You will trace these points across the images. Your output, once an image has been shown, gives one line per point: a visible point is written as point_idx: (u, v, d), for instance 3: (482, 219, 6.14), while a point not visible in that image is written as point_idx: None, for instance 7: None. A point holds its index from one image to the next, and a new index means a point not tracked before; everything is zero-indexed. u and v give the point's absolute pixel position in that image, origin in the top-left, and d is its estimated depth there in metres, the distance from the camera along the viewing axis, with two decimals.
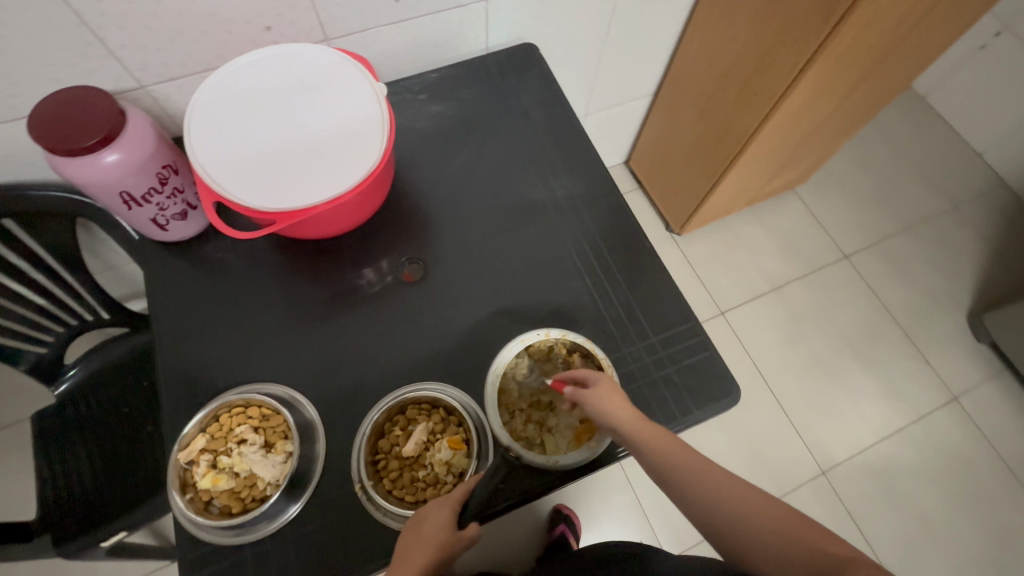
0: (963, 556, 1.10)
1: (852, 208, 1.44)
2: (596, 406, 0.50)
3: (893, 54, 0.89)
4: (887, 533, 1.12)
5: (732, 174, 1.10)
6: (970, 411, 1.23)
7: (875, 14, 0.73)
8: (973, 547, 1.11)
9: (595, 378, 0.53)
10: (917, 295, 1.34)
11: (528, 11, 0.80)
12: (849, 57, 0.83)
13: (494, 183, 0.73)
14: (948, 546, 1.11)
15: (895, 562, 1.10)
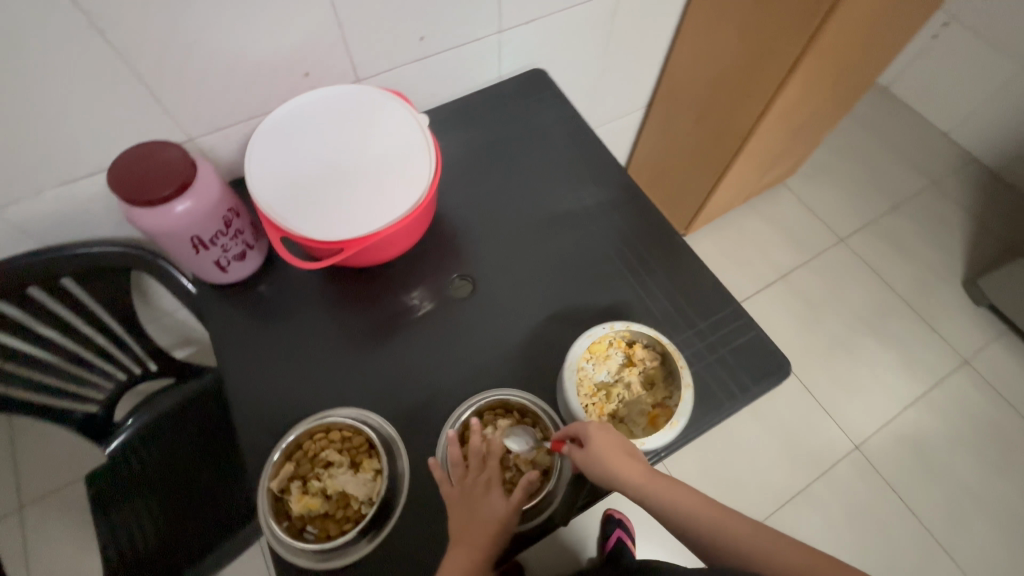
0: (1001, 513, 1.14)
1: (840, 194, 1.53)
2: (603, 465, 0.51)
3: (867, 48, 0.97)
4: (926, 500, 1.15)
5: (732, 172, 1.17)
6: (983, 372, 1.28)
7: (854, 12, 0.81)
8: (1009, 503, 1.15)
9: (589, 430, 0.54)
10: (914, 268, 1.41)
11: (537, 39, 0.86)
12: (833, 52, 0.90)
13: (527, 199, 0.77)
14: (986, 504, 1.15)
15: (939, 526, 1.13)
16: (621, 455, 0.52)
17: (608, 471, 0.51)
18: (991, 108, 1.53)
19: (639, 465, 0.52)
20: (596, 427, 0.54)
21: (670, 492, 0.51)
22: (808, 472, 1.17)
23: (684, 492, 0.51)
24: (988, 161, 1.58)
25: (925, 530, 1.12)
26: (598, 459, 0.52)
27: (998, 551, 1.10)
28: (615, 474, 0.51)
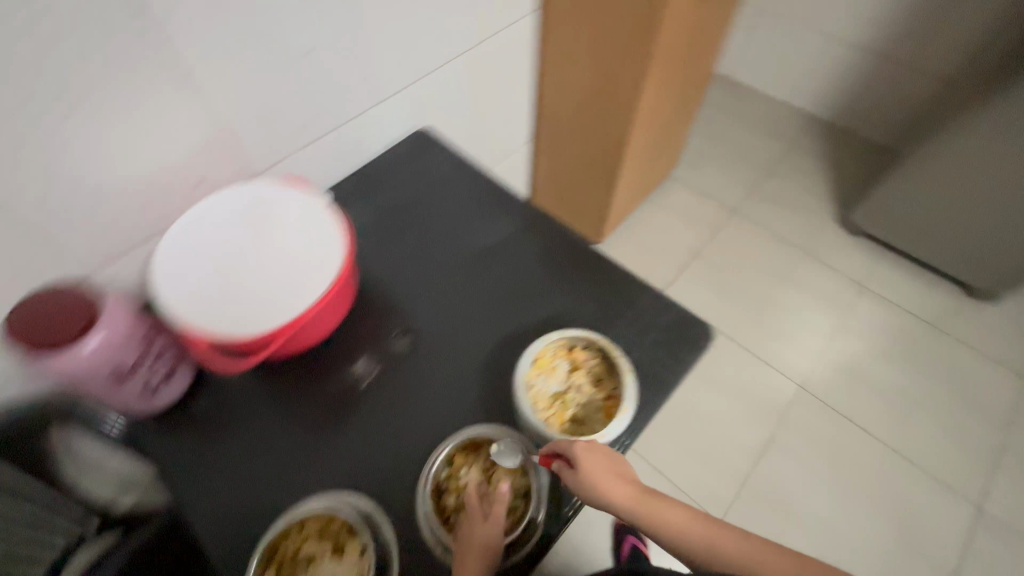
0: (932, 405, 1.29)
1: (720, 171, 1.71)
2: (593, 487, 0.54)
3: (699, 45, 1.14)
4: (874, 414, 1.27)
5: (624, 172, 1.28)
6: (879, 290, 1.46)
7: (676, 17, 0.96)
8: (935, 394, 1.30)
9: (575, 452, 0.56)
10: (799, 218, 1.60)
11: (416, 101, 0.93)
12: (672, 52, 1.05)
13: (445, 245, 0.80)
14: (918, 400, 1.29)
15: (891, 434, 1.25)
16: (609, 475, 0.55)
17: (596, 493, 0.54)
18: (813, 73, 1.80)
19: (628, 488, 0.55)
20: (583, 449, 0.55)
21: (656, 510, 0.55)
22: (772, 422, 1.26)
23: (670, 508, 0.55)
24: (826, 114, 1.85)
25: (880, 441, 1.24)
26: (585, 483, 0.54)
27: (940, 439, 1.25)
28: (604, 495, 0.54)
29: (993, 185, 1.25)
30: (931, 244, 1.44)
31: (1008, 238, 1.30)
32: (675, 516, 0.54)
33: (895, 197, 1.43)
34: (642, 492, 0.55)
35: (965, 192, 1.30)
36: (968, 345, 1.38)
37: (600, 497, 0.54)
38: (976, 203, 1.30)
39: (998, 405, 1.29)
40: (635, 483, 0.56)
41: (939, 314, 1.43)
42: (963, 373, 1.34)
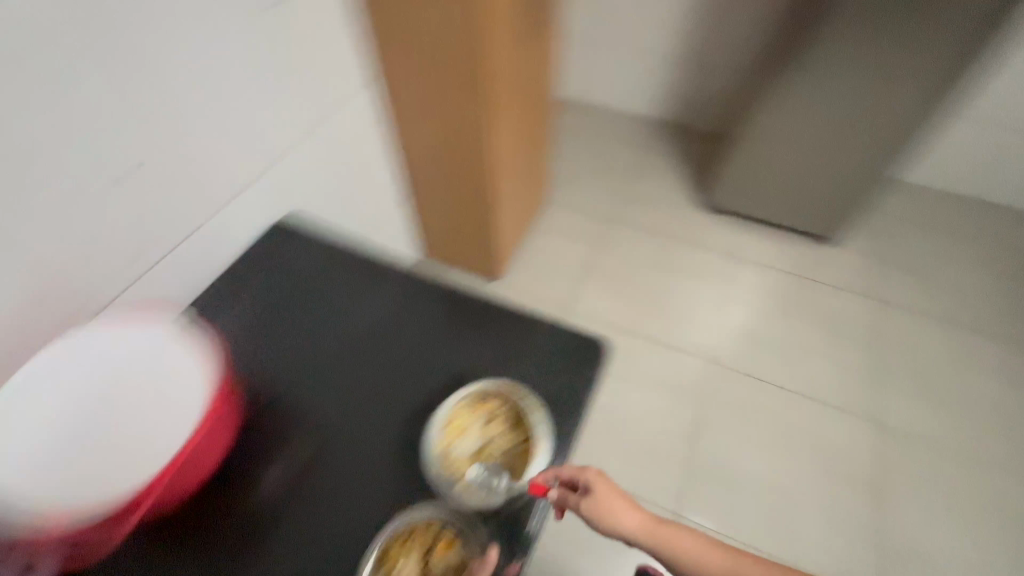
0: (813, 345, 1.48)
1: (590, 184, 1.84)
2: (601, 511, 0.64)
3: (532, 74, 1.24)
4: (770, 368, 1.44)
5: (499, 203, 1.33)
6: (746, 257, 1.65)
7: (501, 52, 1.04)
8: (812, 334, 1.50)
9: (585, 478, 0.64)
10: (667, 210, 1.76)
11: (265, 190, 0.92)
12: (508, 83, 1.13)
13: (334, 328, 0.76)
14: (801, 344, 1.48)
15: (788, 380, 1.42)
16: (621, 505, 0.65)
17: (606, 516, 0.65)
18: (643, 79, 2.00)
19: (639, 517, 0.66)
20: (592, 475, 0.65)
21: (665, 536, 0.66)
22: (691, 402, 1.38)
23: (677, 534, 0.67)
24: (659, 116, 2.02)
25: (781, 390, 1.40)
26: (594, 509, 0.64)
27: (826, 373, 1.43)
28: (613, 518, 0.65)
29: (791, 149, 1.52)
30: (775, 204, 1.66)
31: (823, 186, 1.56)
32: (680, 541, 0.66)
33: (733, 174, 1.65)
34: (654, 523, 0.66)
35: (772, 159, 1.56)
36: (824, 291, 1.58)
37: (608, 521, 0.65)
38: (784, 168, 1.56)
39: (860, 335, 1.50)
40: (648, 515, 0.66)
41: (798, 264, 1.64)
42: (829, 310, 1.54)
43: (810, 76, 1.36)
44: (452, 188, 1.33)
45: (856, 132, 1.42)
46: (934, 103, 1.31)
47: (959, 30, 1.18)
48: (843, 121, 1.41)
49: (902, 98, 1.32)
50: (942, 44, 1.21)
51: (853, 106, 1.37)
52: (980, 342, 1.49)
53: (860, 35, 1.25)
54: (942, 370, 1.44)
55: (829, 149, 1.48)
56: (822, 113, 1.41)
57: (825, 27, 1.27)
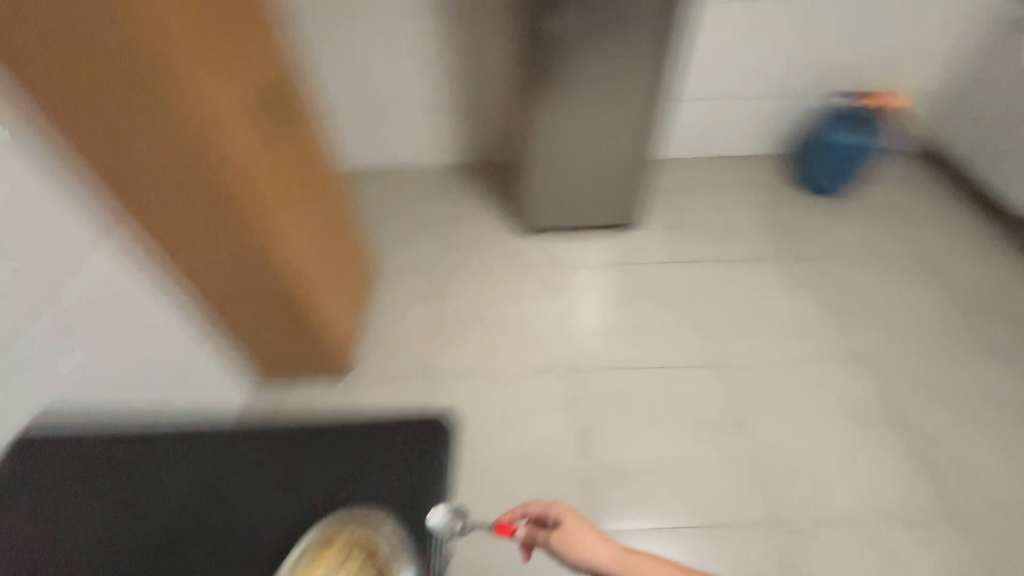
0: (652, 317, 1.65)
1: (415, 242, 1.85)
2: (570, 540, 0.75)
3: (302, 166, 1.19)
4: (627, 353, 1.57)
5: (313, 302, 1.25)
6: (574, 261, 1.80)
7: (249, 157, 0.98)
8: (649, 309, 1.67)
9: (551, 512, 0.78)
10: (495, 243, 1.85)
11: (15, 416, 0.80)
12: (273, 183, 1.07)
13: (145, 536, 0.67)
14: (643, 321, 1.65)
15: (644, 356, 1.56)
16: (592, 537, 0.76)
17: (574, 547, 0.75)
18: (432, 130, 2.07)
19: (609, 549, 0.75)
20: (558, 509, 0.78)
21: (640, 565, 0.74)
22: (574, 412, 1.44)
23: (652, 565, 0.74)
24: (456, 160, 2.10)
25: (642, 367, 1.53)
26: (561, 539, 0.75)
27: (670, 337, 1.61)
28: (581, 549, 0.75)
29: (566, 162, 1.71)
30: (577, 210, 1.84)
31: (606, 185, 1.78)
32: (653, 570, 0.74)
33: (534, 196, 1.80)
34: (627, 554, 0.75)
35: (557, 175, 1.75)
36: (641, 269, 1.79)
37: (577, 550, 0.75)
38: (568, 179, 1.76)
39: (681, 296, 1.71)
40: (623, 548, 0.75)
41: (616, 253, 1.83)
42: (652, 282, 1.74)
43: (552, 100, 1.57)
44: (255, 304, 1.21)
45: (608, 136, 1.65)
46: (654, 100, 1.57)
47: (643, 41, 1.45)
48: (594, 130, 1.63)
49: (629, 101, 1.57)
50: (635, 54, 1.47)
51: (596, 116, 1.60)
52: (764, 268, 1.79)
53: (572, 59, 1.48)
54: (750, 298, 1.70)
55: (594, 154, 1.69)
56: (575, 127, 1.62)
57: (544, 57, 1.49)
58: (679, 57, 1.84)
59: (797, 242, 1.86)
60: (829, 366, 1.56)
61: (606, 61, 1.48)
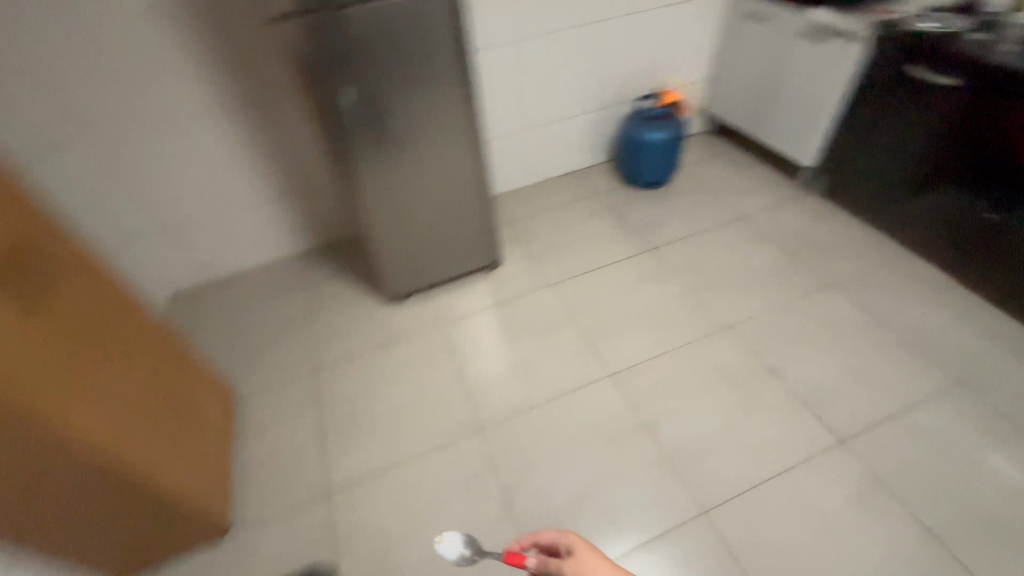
0: (529, 343, 1.75)
1: (286, 350, 1.77)
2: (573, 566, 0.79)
3: (86, 334, 1.06)
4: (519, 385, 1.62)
5: (152, 473, 1.09)
6: (449, 320, 1.86)
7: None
8: (526, 337, 1.77)
9: (561, 543, 0.84)
10: (370, 327, 1.85)
11: None
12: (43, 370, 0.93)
13: None
14: (523, 350, 1.73)
15: (534, 381, 1.62)
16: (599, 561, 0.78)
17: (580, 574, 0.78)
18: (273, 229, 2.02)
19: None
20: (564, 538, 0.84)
21: None
22: (490, 460, 1.43)
23: None
24: (309, 253, 2.08)
25: (536, 392, 1.58)
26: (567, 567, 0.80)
27: (552, 356, 1.69)
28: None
29: (409, 221, 1.74)
30: (433, 266, 1.90)
31: (452, 236, 1.85)
32: None
33: (387, 266, 1.82)
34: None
35: (404, 233, 1.77)
36: (519, 304, 1.90)
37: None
38: (417, 235, 1.79)
39: (559, 317, 1.84)
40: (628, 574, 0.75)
41: (485, 298, 1.93)
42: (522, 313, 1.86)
43: (371, 170, 1.56)
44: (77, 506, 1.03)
45: (440, 189, 1.70)
46: (471, 148, 1.65)
47: (440, 97, 1.50)
48: (424, 187, 1.67)
49: (448, 154, 1.63)
50: (436, 113, 1.52)
51: (421, 174, 1.64)
52: (617, 271, 1.99)
53: (378, 129, 1.49)
54: (614, 298, 1.87)
55: (434, 208, 1.74)
56: (404, 188, 1.65)
57: (348, 133, 1.46)
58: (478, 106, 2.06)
59: (632, 240, 2.12)
60: (704, 341, 1.69)
61: (411, 124, 1.52)
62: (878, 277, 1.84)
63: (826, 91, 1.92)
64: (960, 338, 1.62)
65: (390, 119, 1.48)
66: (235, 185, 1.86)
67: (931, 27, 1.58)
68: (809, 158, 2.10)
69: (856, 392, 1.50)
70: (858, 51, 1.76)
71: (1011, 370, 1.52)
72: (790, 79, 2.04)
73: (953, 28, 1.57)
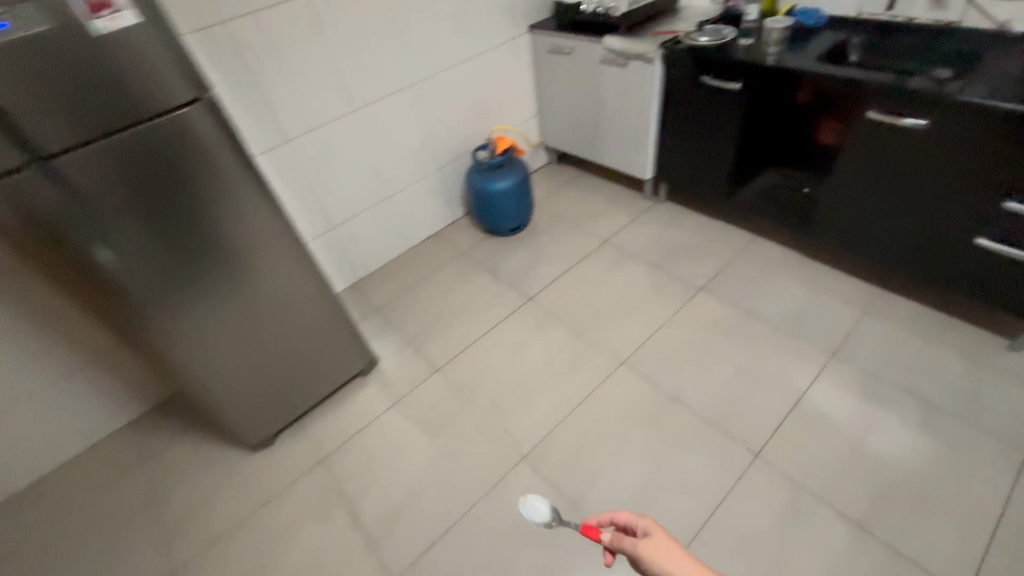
0: (430, 447, 1.57)
1: (133, 560, 1.42)
2: (646, 549, 0.85)
3: None
4: (428, 505, 1.43)
5: None
6: (332, 447, 1.62)
7: None
8: (425, 442, 1.58)
9: (640, 527, 0.89)
10: (237, 489, 1.54)
11: None
12: None
13: None
14: (425, 458, 1.54)
15: (443, 495, 1.44)
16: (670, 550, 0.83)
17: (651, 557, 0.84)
18: (87, 410, 1.65)
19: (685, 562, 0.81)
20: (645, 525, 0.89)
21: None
22: None
23: None
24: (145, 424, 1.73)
25: (447, 509, 1.41)
26: (642, 547, 0.85)
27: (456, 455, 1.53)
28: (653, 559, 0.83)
29: (246, 358, 1.47)
30: (296, 395, 1.65)
31: (310, 359, 1.63)
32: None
33: (242, 417, 1.55)
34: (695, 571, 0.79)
35: (246, 371, 1.50)
36: (412, 399, 1.71)
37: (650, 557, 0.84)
38: (262, 367, 1.52)
39: (458, 401, 1.68)
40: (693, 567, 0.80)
41: (369, 408, 1.72)
42: (414, 413, 1.67)
43: (174, 320, 1.29)
44: None
45: (272, 311, 1.47)
46: (296, 259, 1.45)
47: (245, 222, 1.30)
48: (250, 316, 1.43)
49: (268, 273, 1.41)
50: (239, 234, 1.30)
51: (242, 303, 1.39)
52: (501, 330, 1.88)
53: (168, 276, 1.23)
54: (505, 364, 1.76)
55: (272, 333, 1.50)
56: (227, 324, 1.39)
57: (121, 291, 1.18)
58: (304, 201, 1.87)
59: (509, 292, 2.03)
60: (610, 382, 1.63)
61: (207, 257, 1.27)
62: (739, 265, 1.93)
63: (642, 111, 2.00)
64: (825, 306, 1.72)
65: (177, 260, 1.22)
66: (12, 374, 1.45)
67: (707, 41, 1.71)
68: (647, 172, 2.17)
69: (759, 392, 1.51)
70: (653, 72, 1.86)
71: (874, 325, 1.63)
72: (608, 105, 2.12)
73: (726, 38, 1.71)
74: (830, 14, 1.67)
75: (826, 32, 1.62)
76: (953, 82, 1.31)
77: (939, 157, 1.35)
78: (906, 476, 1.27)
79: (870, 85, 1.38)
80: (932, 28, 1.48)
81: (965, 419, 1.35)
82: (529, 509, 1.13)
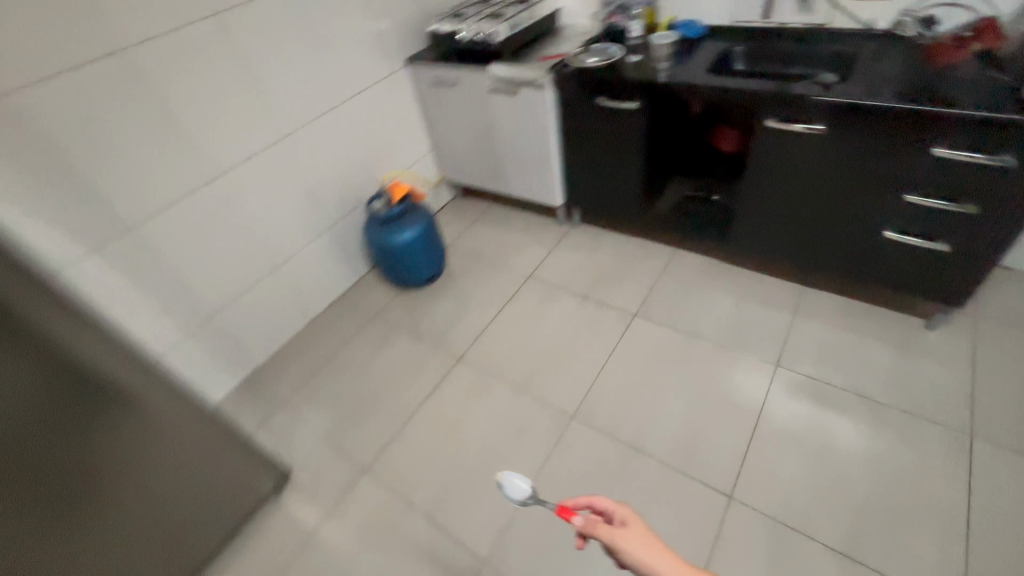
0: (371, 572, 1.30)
1: None
2: (626, 542, 0.74)
3: None
4: None
5: None
6: None
7: None
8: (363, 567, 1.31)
9: (620, 510, 0.78)
10: None
11: None
12: None
13: None
14: None
15: None
16: (652, 545, 0.74)
17: (630, 551, 0.73)
18: None
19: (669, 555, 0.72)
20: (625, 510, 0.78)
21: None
22: None
23: None
24: None
25: None
26: (621, 540, 0.74)
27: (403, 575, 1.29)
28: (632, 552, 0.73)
29: (72, 543, 1.07)
30: (183, 548, 1.30)
31: (181, 505, 1.28)
32: None
33: None
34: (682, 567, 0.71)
35: (89, 552, 1.11)
36: (341, 513, 1.43)
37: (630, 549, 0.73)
38: (98, 545, 1.13)
39: (395, 504, 1.43)
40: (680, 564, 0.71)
41: (286, 537, 1.41)
42: (345, 532, 1.39)
43: None
44: None
45: (105, 475, 1.08)
46: (140, 394, 1.09)
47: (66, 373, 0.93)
48: (80, 486, 1.04)
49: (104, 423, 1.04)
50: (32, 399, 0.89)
51: (56, 480, 0.98)
52: (433, 404, 1.66)
53: None
54: (443, 445, 1.54)
55: (111, 497, 1.12)
56: (41, 514, 0.99)
57: None
58: (161, 298, 1.53)
59: (433, 355, 1.81)
60: (564, 443, 1.47)
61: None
62: (665, 283, 1.87)
63: (542, 139, 1.89)
64: (755, 314, 1.69)
65: None
66: None
67: (595, 62, 1.62)
68: (557, 200, 2.07)
69: (717, 422, 1.43)
70: (546, 98, 1.75)
71: (806, 326, 1.62)
72: (504, 135, 1.99)
73: (614, 57, 1.64)
74: (707, 25, 1.65)
75: (709, 43, 1.60)
76: (840, 85, 1.31)
77: (841, 160, 1.35)
78: (876, 487, 1.24)
79: (765, 95, 1.35)
80: (807, 31, 1.50)
81: (911, 412, 1.36)
82: (510, 482, 0.98)
